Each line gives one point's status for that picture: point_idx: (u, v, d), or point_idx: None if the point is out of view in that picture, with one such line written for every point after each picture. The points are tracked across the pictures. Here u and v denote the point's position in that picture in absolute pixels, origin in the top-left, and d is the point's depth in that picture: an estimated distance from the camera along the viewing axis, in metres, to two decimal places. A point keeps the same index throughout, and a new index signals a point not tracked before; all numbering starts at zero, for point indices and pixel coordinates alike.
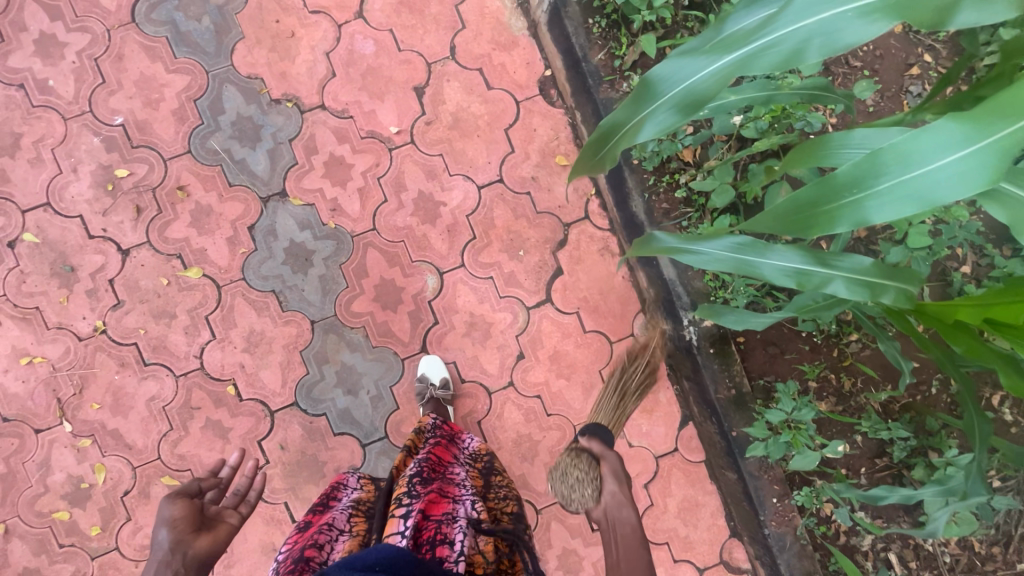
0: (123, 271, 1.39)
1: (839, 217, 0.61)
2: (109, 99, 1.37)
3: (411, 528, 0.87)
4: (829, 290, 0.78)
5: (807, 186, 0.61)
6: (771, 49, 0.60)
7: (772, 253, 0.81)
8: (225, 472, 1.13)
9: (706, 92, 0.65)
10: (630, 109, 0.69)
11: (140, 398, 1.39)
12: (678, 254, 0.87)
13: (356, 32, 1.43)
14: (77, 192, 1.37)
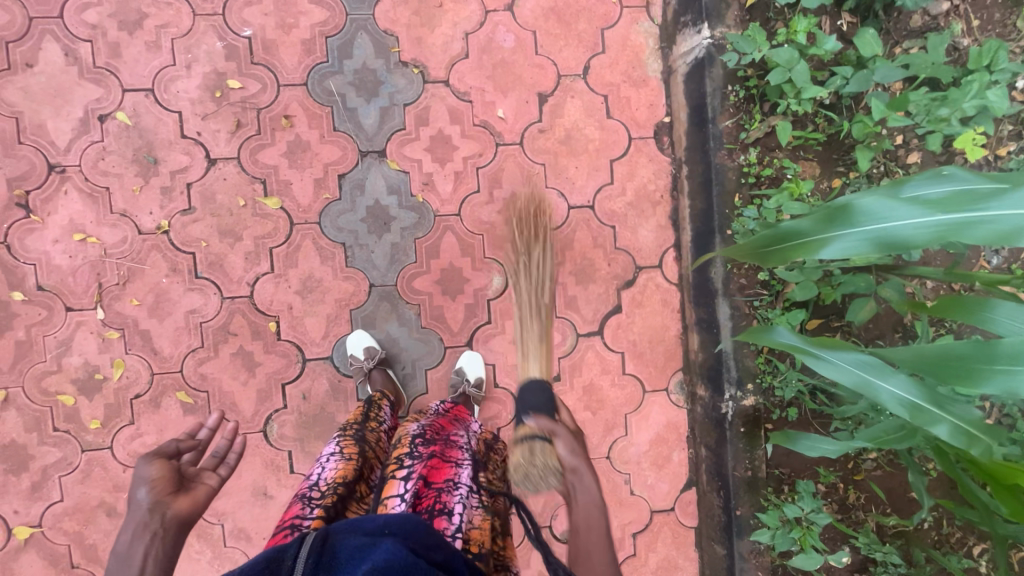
0: (204, 179, 1.36)
1: (994, 378, 0.78)
2: (244, 9, 1.36)
3: (411, 493, 0.96)
4: (935, 430, 0.83)
5: (966, 344, 0.80)
6: (980, 225, 0.79)
7: (892, 380, 0.88)
8: (206, 432, 1.06)
9: (900, 235, 0.84)
10: (818, 224, 0.90)
11: (181, 308, 1.37)
12: (803, 354, 0.96)
13: (500, 23, 1.43)
14: (184, 88, 1.34)
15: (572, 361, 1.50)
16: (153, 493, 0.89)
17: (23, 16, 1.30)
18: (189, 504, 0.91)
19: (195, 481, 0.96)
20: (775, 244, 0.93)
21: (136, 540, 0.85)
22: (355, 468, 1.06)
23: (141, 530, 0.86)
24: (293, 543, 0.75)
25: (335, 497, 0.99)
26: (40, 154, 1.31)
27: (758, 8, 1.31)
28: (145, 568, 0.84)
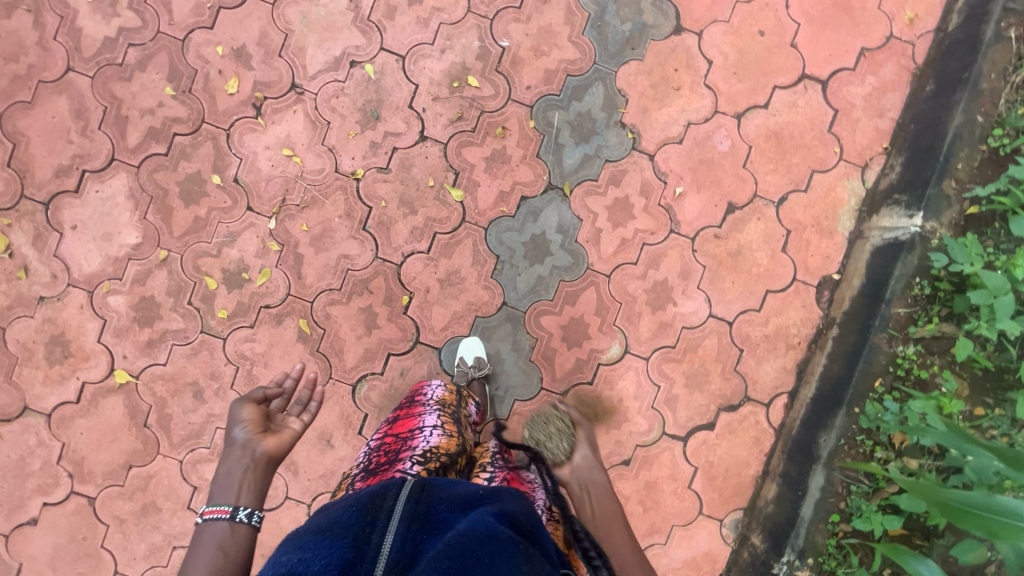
0: (409, 150, 1.46)
1: None
2: (511, 23, 1.46)
3: None
4: None
5: None
6: None
7: None
8: (291, 380, 1.04)
9: None
10: None
11: (337, 249, 1.46)
12: None
13: (724, 126, 1.48)
14: (429, 67, 1.45)
15: (649, 456, 1.48)
16: (246, 432, 0.91)
17: None
18: (274, 443, 0.92)
19: (281, 424, 0.97)
20: (985, 511, 0.98)
21: (231, 473, 0.88)
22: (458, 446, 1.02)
23: (236, 463, 0.88)
24: (394, 485, 0.77)
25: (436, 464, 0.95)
26: (290, 72, 1.44)
27: (977, 220, 1.32)
28: (239, 498, 0.85)
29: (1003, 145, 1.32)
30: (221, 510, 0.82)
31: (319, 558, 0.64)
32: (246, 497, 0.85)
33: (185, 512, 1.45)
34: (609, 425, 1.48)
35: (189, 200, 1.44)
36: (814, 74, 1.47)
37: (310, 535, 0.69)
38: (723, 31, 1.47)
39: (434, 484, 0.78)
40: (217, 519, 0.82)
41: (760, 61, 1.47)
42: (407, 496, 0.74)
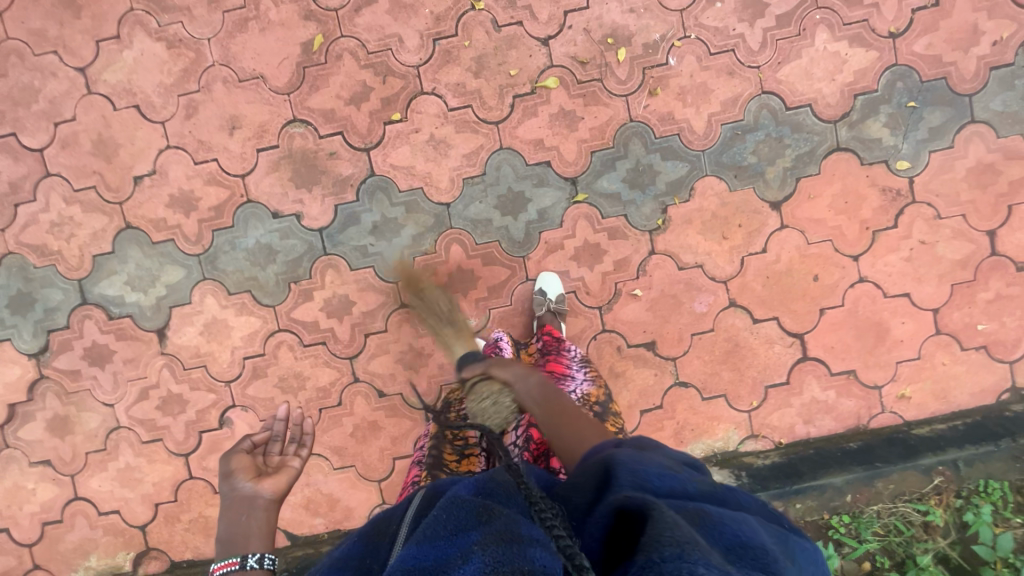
0: (527, 37, 1.42)
1: None
2: (691, 55, 1.42)
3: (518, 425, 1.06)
4: None
5: None
6: None
7: None
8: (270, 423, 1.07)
9: None
10: None
11: (400, 27, 1.42)
12: None
13: (715, 296, 1.47)
14: (609, 7, 1.41)
15: (397, 408, 1.51)
16: (248, 478, 0.96)
17: None
18: (272, 485, 0.96)
19: (279, 463, 1.01)
20: None
21: (239, 519, 0.91)
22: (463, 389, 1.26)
23: (239, 516, 0.91)
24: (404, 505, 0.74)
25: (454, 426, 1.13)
26: None
27: None
28: (250, 544, 0.87)
29: (837, 529, 1.40)
30: (230, 562, 0.82)
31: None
32: (255, 542, 0.87)
33: (90, 42, 1.44)
34: (401, 359, 1.50)
35: None
36: (806, 342, 1.47)
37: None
38: (796, 244, 1.46)
39: (443, 487, 0.74)
40: (227, 570, 0.82)
41: (790, 292, 1.47)
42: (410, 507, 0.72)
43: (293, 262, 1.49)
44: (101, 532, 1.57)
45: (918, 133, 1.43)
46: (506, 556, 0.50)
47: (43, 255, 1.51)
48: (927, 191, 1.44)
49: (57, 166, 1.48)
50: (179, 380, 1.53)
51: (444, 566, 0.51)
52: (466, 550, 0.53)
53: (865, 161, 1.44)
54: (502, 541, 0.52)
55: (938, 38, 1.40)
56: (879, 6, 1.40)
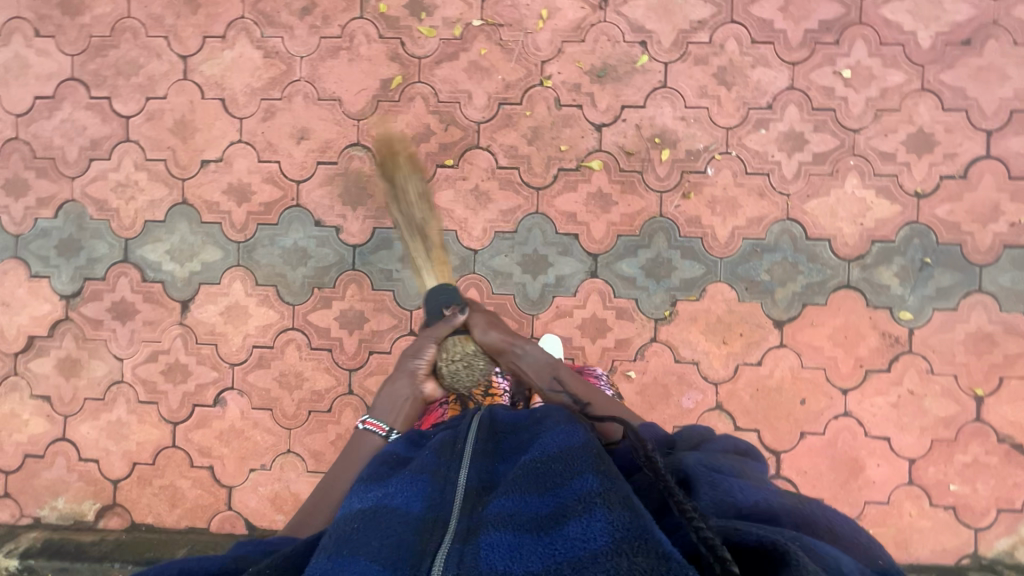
0: (583, 120, 1.54)
1: None
2: (729, 171, 1.52)
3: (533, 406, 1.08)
4: None
5: None
6: None
7: None
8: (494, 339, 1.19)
9: None
10: None
11: (472, 86, 1.55)
12: None
13: (703, 395, 1.53)
14: (663, 111, 1.53)
15: None
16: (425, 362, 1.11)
17: None
18: (432, 388, 1.11)
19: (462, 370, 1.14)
20: None
21: (398, 392, 1.08)
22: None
23: (404, 389, 1.09)
24: (465, 430, 0.81)
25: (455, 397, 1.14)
26: None
27: None
28: (395, 423, 1.05)
29: None
30: (381, 428, 1.02)
31: (403, 493, 0.68)
32: (400, 425, 1.05)
33: (198, 36, 1.60)
34: None
35: None
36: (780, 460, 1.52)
37: (375, 484, 0.72)
38: (790, 365, 1.52)
39: (502, 422, 0.83)
40: (376, 430, 1.02)
41: (775, 409, 1.52)
42: (472, 436, 0.79)
43: (322, 269, 1.59)
44: (75, 477, 1.63)
45: (925, 289, 1.50)
46: (627, 520, 0.56)
47: (102, 209, 1.63)
48: (924, 345, 1.50)
49: (138, 134, 1.62)
50: (189, 351, 1.62)
51: (564, 514, 0.59)
52: (586, 497, 0.60)
53: (871, 303, 1.51)
54: (619, 501, 0.59)
55: (960, 207, 1.49)
56: (910, 166, 1.50)
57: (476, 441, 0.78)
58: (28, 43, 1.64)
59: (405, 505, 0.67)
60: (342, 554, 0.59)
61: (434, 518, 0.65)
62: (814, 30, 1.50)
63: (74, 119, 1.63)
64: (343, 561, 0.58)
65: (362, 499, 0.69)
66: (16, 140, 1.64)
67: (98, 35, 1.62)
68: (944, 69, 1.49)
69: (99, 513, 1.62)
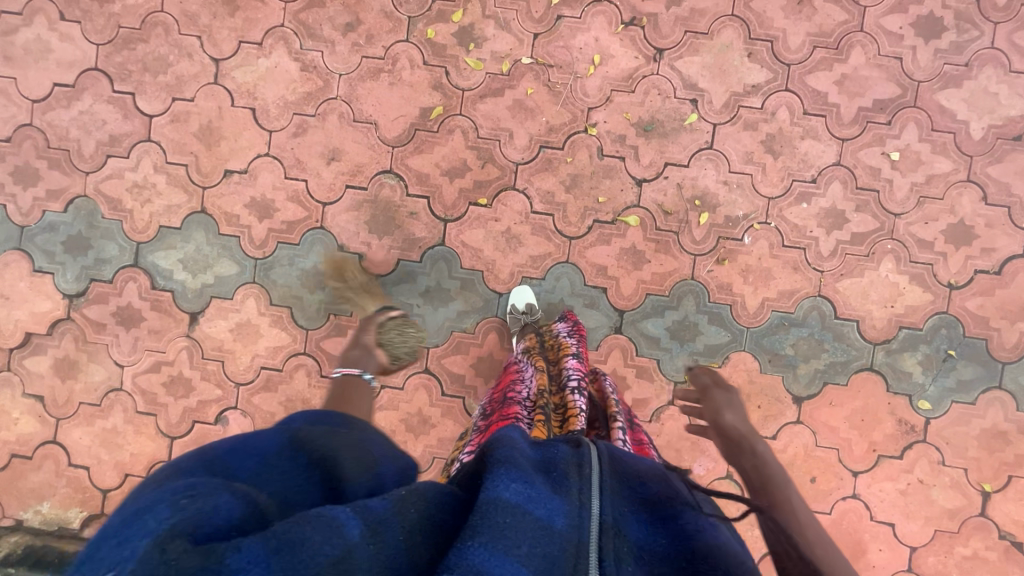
0: (624, 173, 1.51)
1: None
2: (766, 241, 1.50)
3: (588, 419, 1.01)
4: None
5: None
6: None
7: None
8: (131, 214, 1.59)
9: None
10: None
11: (514, 125, 1.51)
12: None
13: (714, 465, 1.52)
14: (706, 173, 1.50)
15: None
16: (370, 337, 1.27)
17: (791, 58, 1.48)
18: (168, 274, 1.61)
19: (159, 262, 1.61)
20: None
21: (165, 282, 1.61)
22: (554, 378, 1.11)
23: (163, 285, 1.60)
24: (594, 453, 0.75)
25: (541, 416, 0.96)
26: (671, 44, 1.49)
27: None
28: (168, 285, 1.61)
29: None
30: None
31: (548, 505, 0.63)
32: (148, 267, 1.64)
33: (234, 40, 1.53)
34: (405, 419, 1.54)
35: None
36: None
37: (515, 465, 0.65)
38: (804, 442, 1.51)
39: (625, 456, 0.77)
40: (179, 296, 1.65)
41: None
42: (602, 469, 0.72)
43: (340, 296, 1.54)
44: (63, 483, 1.58)
45: (946, 380, 1.49)
46: None
47: (115, 209, 1.56)
48: (939, 436, 1.50)
49: (160, 135, 1.55)
50: (194, 365, 1.56)
51: None
52: None
53: (892, 389, 1.50)
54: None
55: (990, 302, 1.48)
56: (946, 257, 1.49)
57: (610, 477, 0.72)
58: (51, 26, 1.55)
59: (549, 519, 0.61)
60: (496, 547, 0.54)
61: (578, 543, 0.61)
62: (868, 108, 1.48)
63: (94, 112, 1.56)
64: (490, 556, 0.53)
65: (510, 490, 0.61)
66: (31, 126, 1.57)
67: (127, 27, 1.54)
68: (992, 162, 1.47)
69: (85, 522, 1.57)
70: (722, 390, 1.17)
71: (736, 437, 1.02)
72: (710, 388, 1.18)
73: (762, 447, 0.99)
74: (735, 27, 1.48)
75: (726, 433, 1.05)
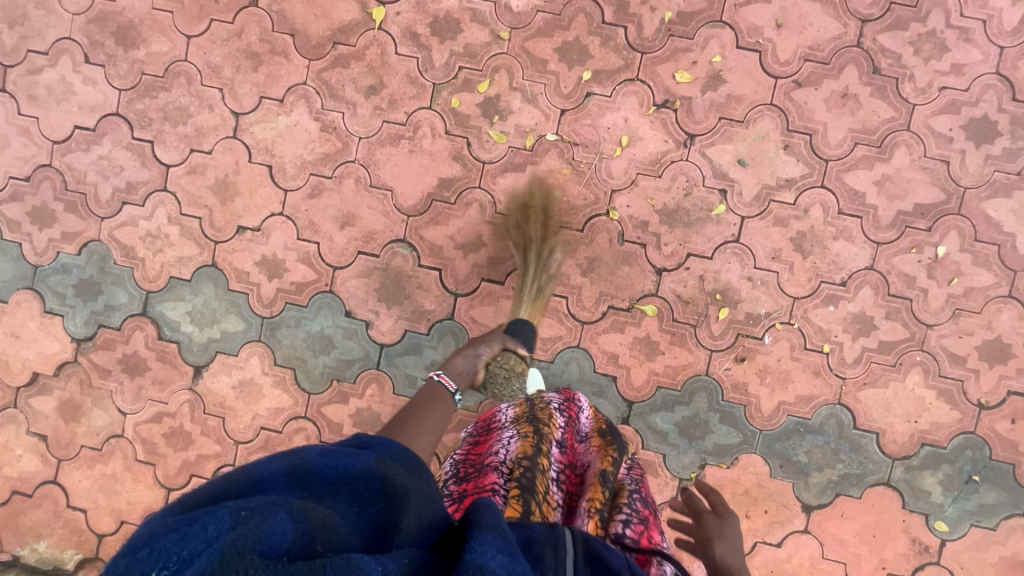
0: (644, 261, 1.45)
1: None
2: (787, 342, 1.44)
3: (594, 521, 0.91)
4: None
5: None
6: None
7: None
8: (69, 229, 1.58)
9: None
10: None
11: (534, 203, 1.46)
12: None
13: None
14: (730, 267, 1.44)
15: None
16: (489, 349, 1.30)
17: (830, 154, 1.40)
18: None
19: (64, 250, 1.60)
20: None
21: None
22: (537, 444, 0.99)
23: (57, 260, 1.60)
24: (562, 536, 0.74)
25: (516, 491, 0.89)
26: (704, 130, 1.42)
27: None
28: None
29: None
30: None
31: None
32: None
33: (255, 95, 1.50)
34: None
35: (561, 52, 1.44)
36: None
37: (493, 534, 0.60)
38: (810, 552, 1.46)
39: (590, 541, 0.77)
40: None
41: None
42: (576, 555, 0.72)
43: (345, 362, 1.52)
44: (61, 523, 1.59)
45: (966, 502, 1.42)
46: None
47: (127, 256, 1.56)
48: (953, 559, 1.43)
49: (175, 186, 1.53)
50: (195, 419, 1.56)
51: None
52: None
53: (908, 506, 1.43)
54: None
55: (1021, 425, 1.41)
56: (979, 374, 1.41)
57: (582, 563, 0.71)
58: (75, 68, 1.54)
59: None
60: None
61: None
62: (908, 212, 1.40)
63: (113, 157, 1.55)
64: None
65: (495, 558, 0.56)
66: (49, 167, 1.56)
67: (150, 74, 1.52)
68: None
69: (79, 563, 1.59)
70: (716, 516, 1.02)
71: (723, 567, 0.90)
72: (704, 512, 1.02)
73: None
74: (773, 117, 1.41)
75: (712, 563, 0.92)
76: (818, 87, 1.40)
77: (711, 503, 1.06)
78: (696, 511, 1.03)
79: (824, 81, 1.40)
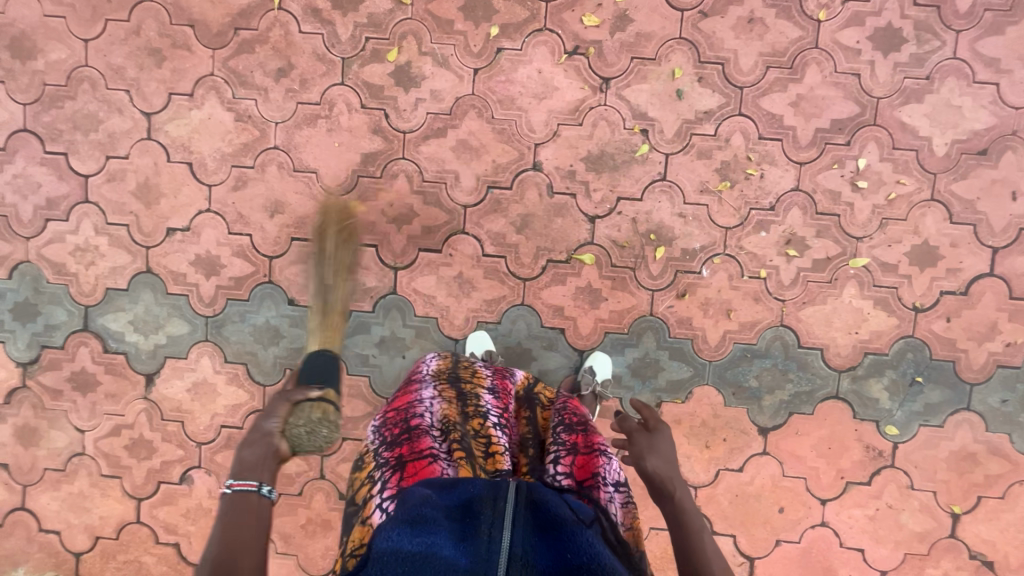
0: (576, 210, 1.46)
1: None
2: (725, 272, 1.46)
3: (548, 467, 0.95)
4: None
5: None
6: None
7: None
8: None
9: None
10: None
11: (460, 166, 1.45)
12: None
13: None
14: (660, 206, 1.45)
15: None
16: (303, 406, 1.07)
17: (743, 81, 1.41)
18: None
19: None
20: None
21: None
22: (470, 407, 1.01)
23: None
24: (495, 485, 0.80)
25: (460, 453, 0.93)
26: (619, 73, 1.42)
27: None
28: None
29: None
30: None
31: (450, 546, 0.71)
32: None
33: (163, 93, 1.47)
34: None
35: (466, 10, 1.42)
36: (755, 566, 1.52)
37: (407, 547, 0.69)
38: (771, 472, 1.50)
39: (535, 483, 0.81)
40: None
41: (752, 515, 1.51)
42: (516, 500, 0.77)
43: (295, 350, 1.52)
44: (36, 547, 1.59)
45: (913, 404, 1.47)
46: None
47: (59, 273, 1.53)
48: (907, 460, 1.48)
49: (97, 195, 1.51)
50: (154, 427, 1.55)
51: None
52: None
53: (859, 416, 1.48)
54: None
55: (957, 323, 1.45)
56: (911, 279, 1.44)
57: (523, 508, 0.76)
58: None
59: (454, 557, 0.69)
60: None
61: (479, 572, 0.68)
62: (826, 129, 1.42)
63: (28, 175, 1.51)
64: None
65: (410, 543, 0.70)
66: None
67: (52, 84, 1.48)
68: (957, 179, 1.42)
69: None
70: (647, 431, 1.08)
71: (660, 480, 0.96)
72: (636, 431, 1.08)
73: (683, 493, 0.94)
74: (684, 50, 1.41)
75: (651, 479, 0.97)
76: (724, 15, 1.40)
77: (644, 418, 1.12)
78: (628, 430, 1.09)
79: (729, 9, 1.40)
